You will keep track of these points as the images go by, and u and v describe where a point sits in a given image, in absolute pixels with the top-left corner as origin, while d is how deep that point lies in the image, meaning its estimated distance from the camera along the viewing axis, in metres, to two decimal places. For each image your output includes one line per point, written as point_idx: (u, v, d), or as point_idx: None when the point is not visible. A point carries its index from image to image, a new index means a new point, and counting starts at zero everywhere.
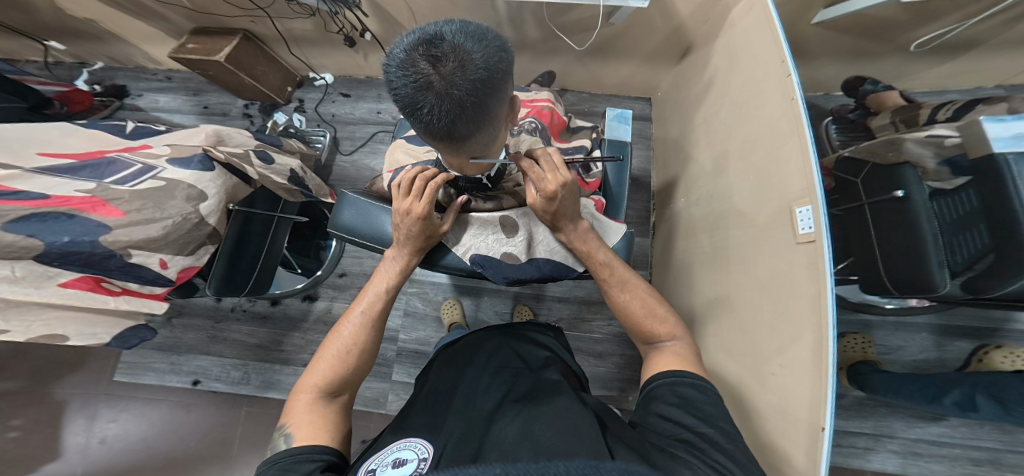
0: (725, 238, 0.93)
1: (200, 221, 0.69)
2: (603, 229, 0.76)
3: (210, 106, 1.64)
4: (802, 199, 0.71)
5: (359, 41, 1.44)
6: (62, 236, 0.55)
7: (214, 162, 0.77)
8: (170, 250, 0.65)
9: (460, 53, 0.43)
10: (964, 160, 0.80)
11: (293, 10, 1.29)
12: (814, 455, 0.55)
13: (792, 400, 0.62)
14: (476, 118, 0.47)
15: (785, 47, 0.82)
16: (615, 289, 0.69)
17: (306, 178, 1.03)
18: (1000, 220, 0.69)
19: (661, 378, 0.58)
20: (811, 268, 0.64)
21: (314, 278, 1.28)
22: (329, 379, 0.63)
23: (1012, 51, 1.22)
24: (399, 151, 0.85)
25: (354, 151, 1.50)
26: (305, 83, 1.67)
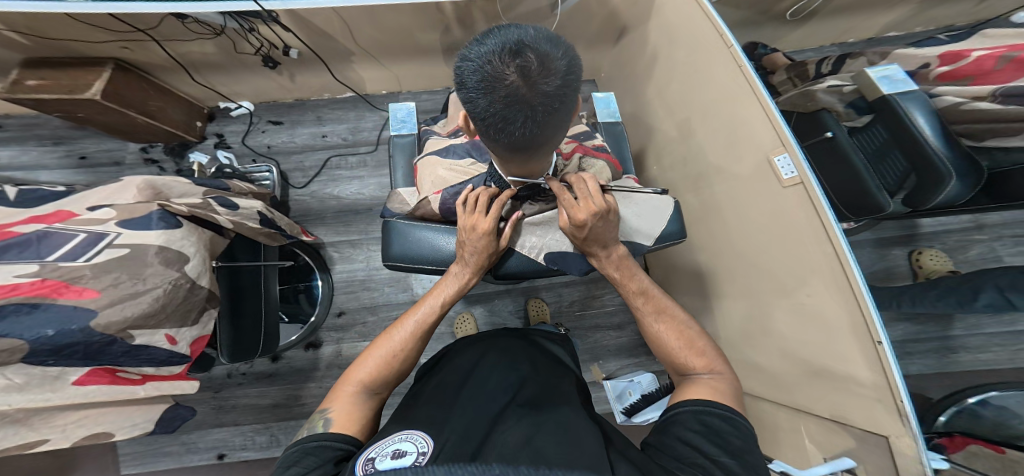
0: (711, 195, 1.05)
1: (193, 285, 0.57)
2: (653, 202, 0.77)
3: (89, 156, 1.30)
4: (778, 150, 0.83)
5: (282, 60, 1.26)
6: (43, 330, 0.46)
7: (178, 218, 0.61)
8: (173, 324, 0.56)
9: (549, 60, 0.44)
10: (862, 102, 1.00)
11: (191, 31, 1.07)
12: (867, 363, 0.65)
13: (824, 320, 0.72)
14: (556, 123, 0.50)
15: (722, 21, 0.94)
16: (650, 316, 0.71)
17: (277, 218, 0.88)
18: (907, 147, 0.89)
19: (688, 405, 0.57)
20: (807, 207, 0.75)
21: (310, 323, 1.13)
22: (375, 377, 0.62)
23: (863, 14, 1.52)
24: (439, 168, 0.78)
25: (309, 182, 1.33)
26: (221, 114, 1.43)
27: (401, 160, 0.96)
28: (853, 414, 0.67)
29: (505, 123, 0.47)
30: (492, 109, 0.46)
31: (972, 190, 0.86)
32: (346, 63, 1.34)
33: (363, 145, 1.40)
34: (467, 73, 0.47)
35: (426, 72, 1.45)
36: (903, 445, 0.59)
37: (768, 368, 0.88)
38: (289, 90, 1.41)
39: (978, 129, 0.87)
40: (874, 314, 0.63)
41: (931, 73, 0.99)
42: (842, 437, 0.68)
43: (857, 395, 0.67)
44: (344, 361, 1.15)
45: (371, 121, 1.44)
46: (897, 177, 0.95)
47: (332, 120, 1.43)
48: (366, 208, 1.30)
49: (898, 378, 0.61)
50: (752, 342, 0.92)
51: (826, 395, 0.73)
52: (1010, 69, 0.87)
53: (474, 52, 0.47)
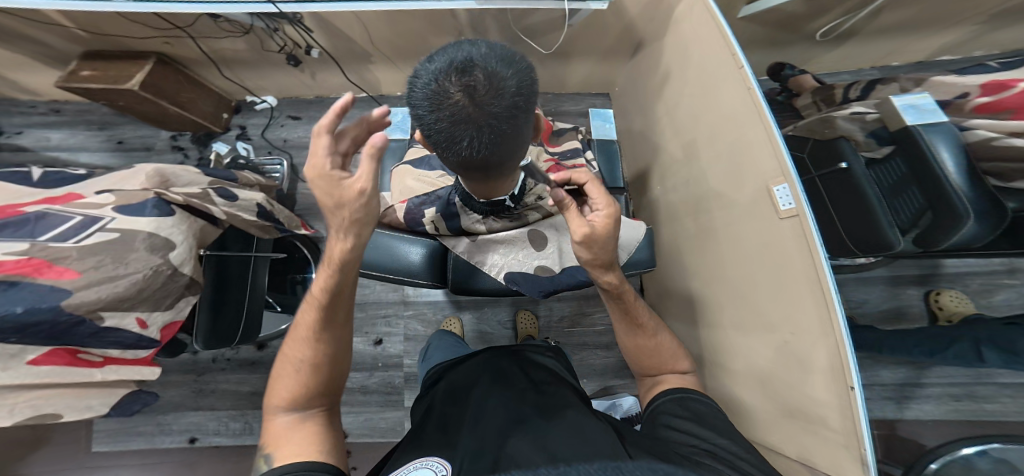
0: (709, 220, 1.01)
1: (173, 272, 0.61)
2: (624, 229, 0.76)
3: (126, 141, 1.43)
4: (778, 179, 0.78)
5: (305, 58, 1.33)
6: (14, 307, 0.47)
7: (172, 205, 0.66)
8: (145, 309, 0.58)
9: (492, 79, 0.43)
10: (884, 132, 0.93)
11: (223, 29, 1.15)
12: (846, 416, 0.60)
13: (809, 363, 0.67)
14: (510, 143, 0.49)
15: (734, 41, 0.90)
16: (627, 331, 0.67)
17: (273, 211, 0.93)
18: (928, 184, 0.82)
19: (667, 397, 0.62)
20: (800, 241, 0.71)
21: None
22: (294, 393, 0.53)
23: (904, 36, 1.42)
24: (409, 178, 0.82)
25: None
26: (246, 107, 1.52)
27: (390, 164, 0.96)
28: (826, 459, 0.65)
29: (454, 142, 0.47)
30: (439, 129, 0.46)
31: (991, 233, 0.78)
32: (363, 64, 1.39)
33: None
34: (418, 92, 0.47)
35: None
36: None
37: (750, 403, 0.84)
38: (309, 87, 1.48)
39: (1009, 169, 0.81)
40: (851, 362, 0.60)
41: (968, 103, 0.90)
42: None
43: (828, 439, 0.64)
44: None
45: None
46: (912, 214, 0.87)
47: (347, 118, 1.49)
48: None
49: (862, 419, 0.58)
50: (739, 377, 0.87)
51: (803, 437, 0.70)
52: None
53: (424, 69, 0.47)
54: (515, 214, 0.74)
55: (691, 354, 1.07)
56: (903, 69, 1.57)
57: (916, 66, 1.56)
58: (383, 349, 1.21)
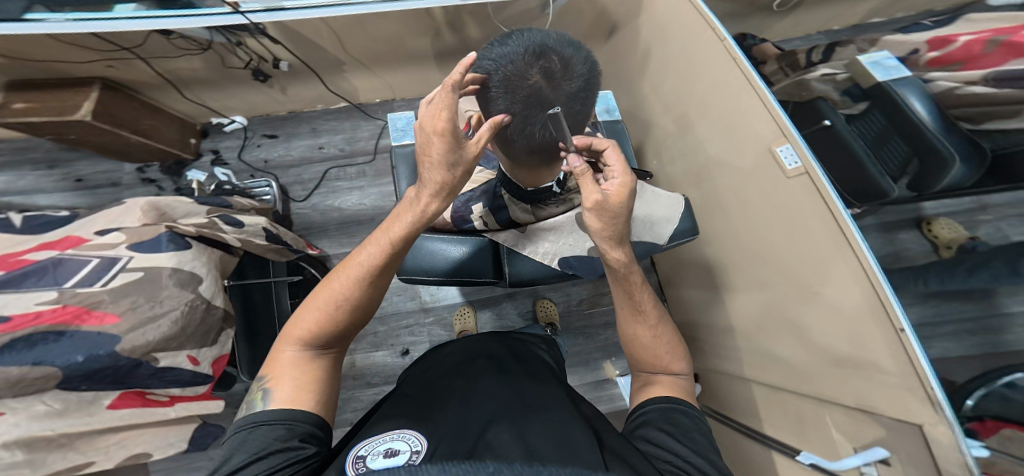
0: (714, 188, 1.06)
1: (207, 305, 0.66)
2: (663, 201, 0.80)
3: (86, 178, 1.28)
4: (779, 140, 0.84)
5: (273, 72, 1.25)
6: (75, 356, 0.54)
7: (186, 238, 0.67)
8: (194, 345, 0.65)
9: (567, 65, 0.51)
10: (856, 89, 1.03)
11: (178, 46, 1.05)
12: (889, 353, 0.64)
13: (843, 308, 0.72)
14: (573, 122, 0.56)
15: (714, 19, 0.97)
16: (628, 318, 0.64)
17: (281, 233, 0.89)
18: (908, 133, 0.91)
19: (655, 403, 0.57)
20: (812, 195, 0.77)
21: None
22: (314, 334, 0.53)
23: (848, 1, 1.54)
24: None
25: (309, 195, 1.32)
26: (214, 130, 1.41)
27: (406, 169, 0.96)
28: (882, 405, 0.65)
29: (524, 125, 0.52)
30: (513, 111, 0.52)
31: (976, 173, 0.87)
32: (337, 73, 1.32)
33: (361, 155, 1.39)
34: (490, 73, 0.51)
35: (419, 78, 1.44)
36: (938, 433, 0.56)
37: (785, 359, 0.86)
38: (280, 102, 1.39)
39: (978, 112, 0.94)
40: (894, 300, 0.63)
41: (922, 59, 1.02)
42: (870, 427, 0.66)
43: (882, 384, 0.66)
44: (359, 373, 1.14)
45: (366, 131, 1.43)
46: (899, 163, 0.95)
47: (329, 130, 1.42)
48: (369, 218, 1.29)
49: (929, 368, 0.60)
50: (767, 335, 0.91)
51: (849, 386, 0.72)
52: (1000, 52, 0.92)
53: (499, 51, 0.52)
54: (559, 199, 0.78)
55: (712, 319, 1.11)
56: (848, 31, 1.71)
57: (860, 28, 1.70)
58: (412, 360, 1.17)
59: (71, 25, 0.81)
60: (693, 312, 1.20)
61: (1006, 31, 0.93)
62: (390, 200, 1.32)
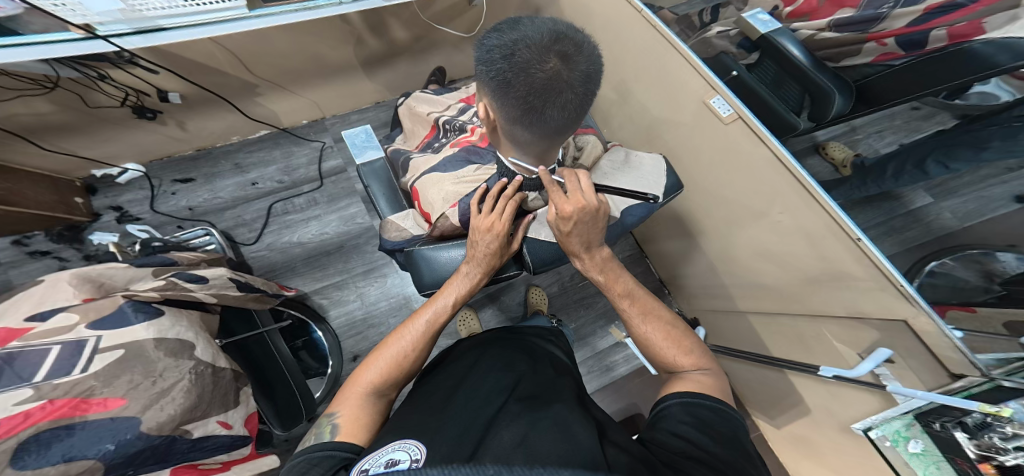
0: (665, 144, 1.17)
1: (214, 369, 0.57)
2: (647, 161, 0.83)
3: None
4: (711, 94, 0.97)
5: (163, 106, 1.04)
6: (103, 446, 0.43)
7: (154, 304, 0.55)
8: (218, 411, 0.57)
9: (579, 49, 0.53)
10: (746, 42, 1.26)
11: (7, 87, 0.81)
12: (848, 254, 0.77)
13: (804, 224, 0.84)
14: (585, 104, 0.58)
15: None
16: (638, 318, 0.68)
17: (252, 279, 0.75)
18: (799, 75, 1.10)
19: (674, 397, 0.55)
20: (756, 143, 0.90)
21: (330, 376, 0.98)
22: (384, 378, 0.57)
23: None
24: (448, 184, 0.76)
25: (259, 236, 1.14)
26: (101, 185, 1.13)
27: (379, 185, 0.87)
28: (869, 309, 0.77)
29: (542, 107, 0.53)
30: (531, 94, 0.52)
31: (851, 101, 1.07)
32: (247, 97, 1.15)
33: (305, 182, 1.23)
34: (507, 57, 0.51)
35: (348, 91, 1.32)
36: (922, 324, 0.67)
37: (769, 284, 0.98)
38: (182, 141, 1.16)
39: (836, 53, 1.16)
40: (846, 220, 0.76)
41: (783, 12, 1.27)
42: (865, 332, 0.77)
43: (857, 289, 0.78)
44: None
45: (302, 156, 1.27)
46: (796, 99, 1.16)
47: (256, 164, 1.24)
48: (337, 246, 1.15)
49: (887, 264, 0.72)
50: (744, 265, 1.04)
51: (834, 296, 0.84)
52: (830, 4, 1.19)
53: (515, 36, 0.52)
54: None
55: (694, 263, 1.23)
56: None
57: None
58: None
59: None
60: (674, 261, 1.32)
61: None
62: (354, 223, 1.19)
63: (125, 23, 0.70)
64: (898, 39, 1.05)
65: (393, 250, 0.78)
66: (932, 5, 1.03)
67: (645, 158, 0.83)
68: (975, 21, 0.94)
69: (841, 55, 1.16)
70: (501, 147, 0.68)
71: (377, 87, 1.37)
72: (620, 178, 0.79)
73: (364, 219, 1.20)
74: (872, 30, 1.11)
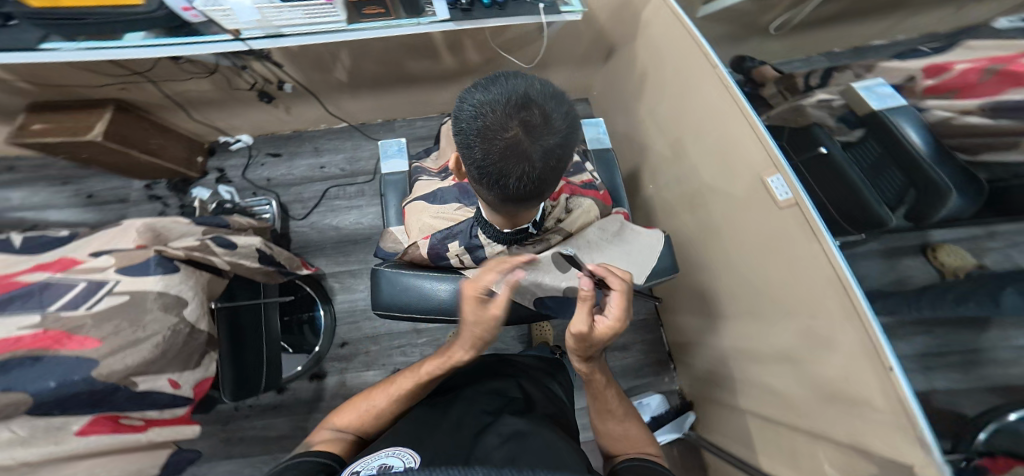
0: (707, 214, 1.06)
1: (191, 330, 0.67)
2: (642, 240, 0.81)
3: (97, 196, 1.35)
4: (770, 170, 0.82)
5: (279, 94, 1.29)
6: (48, 381, 0.54)
7: (175, 261, 0.69)
8: (174, 369, 0.66)
9: (547, 120, 0.53)
10: (851, 116, 1.05)
11: (186, 71, 1.11)
12: (879, 388, 0.60)
13: (837, 338, 0.68)
14: (553, 171, 0.57)
15: (704, 42, 0.96)
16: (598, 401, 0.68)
17: (275, 254, 0.91)
18: (909, 164, 0.89)
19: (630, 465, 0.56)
20: (809, 237, 0.73)
21: (314, 354, 1.14)
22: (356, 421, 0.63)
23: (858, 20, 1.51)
24: (426, 216, 0.85)
25: (308, 213, 1.36)
26: (221, 149, 1.46)
27: (394, 198, 0.99)
28: (873, 442, 0.62)
29: (500, 174, 0.54)
30: (490, 160, 0.53)
31: (977, 202, 0.85)
32: (341, 95, 1.36)
33: (361, 174, 1.42)
34: (473, 122, 0.53)
35: (420, 99, 1.46)
36: None
37: (786, 392, 0.83)
38: (284, 123, 1.44)
39: (979, 143, 0.95)
40: (887, 350, 0.59)
41: (919, 85, 1.02)
42: (864, 463, 0.63)
43: (873, 421, 0.62)
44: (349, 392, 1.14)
45: (368, 150, 1.46)
46: (895, 191, 0.93)
47: (330, 150, 1.46)
48: (365, 237, 1.32)
49: (917, 405, 0.55)
50: (766, 365, 0.88)
51: (846, 422, 0.68)
52: (995, 81, 0.93)
53: (484, 99, 0.53)
54: (537, 239, 0.81)
55: (711, 345, 1.09)
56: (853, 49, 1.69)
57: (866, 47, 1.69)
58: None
59: (82, 54, 0.85)
60: (691, 338, 1.19)
61: (1004, 59, 0.94)
62: None
63: (259, 28, 0.91)
64: None
65: (384, 258, 0.92)
66: None
67: (637, 236, 0.81)
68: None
69: (983, 146, 0.95)
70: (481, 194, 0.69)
71: (444, 101, 1.50)
72: (601, 255, 0.78)
73: None
74: None
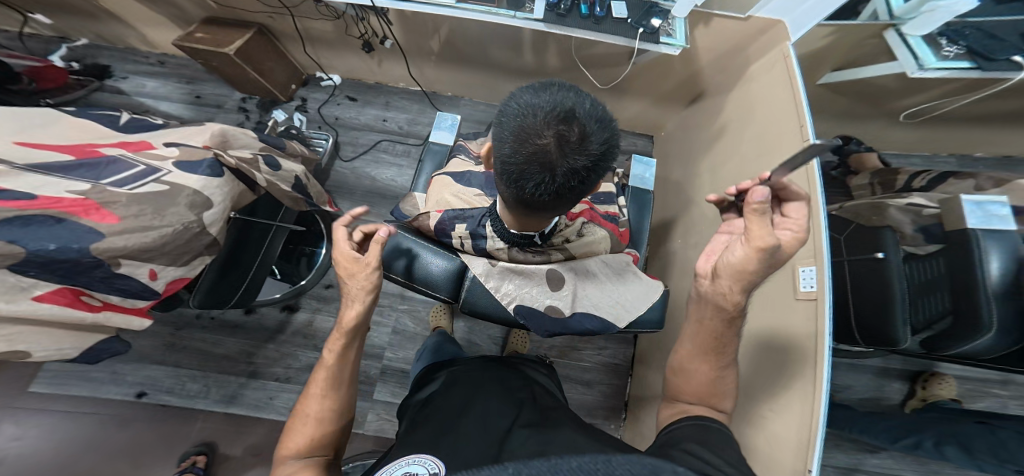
0: (721, 284, 0.95)
1: (200, 230, 0.72)
2: (642, 286, 0.77)
3: (204, 97, 1.64)
4: (805, 257, 0.69)
5: (378, 47, 1.38)
6: (47, 243, 0.56)
7: (224, 167, 0.81)
8: (161, 262, 0.69)
9: (588, 138, 0.47)
10: (938, 230, 0.89)
11: (319, 11, 1.25)
12: None
13: (778, 450, 0.65)
14: (575, 190, 0.53)
15: (806, 106, 0.77)
16: (698, 348, 0.61)
17: (308, 186, 1.06)
18: (961, 291, 0.81)
19: (687, 421, 0.54)
20: (808, 334, 0.66)
21: (298, 286, 1.26)
22: (312, 444, 0.56)
23: (1015, 129, 1.21)
24: (446, 192, 0.83)
25: (354, 158, 1.49)
26: (313, 82, 1.66)
27: (429, 167, 1.04)
28: None
29: (517, 176, 0.51)
30: (513, 158, 0.50)
31: (1006, 348, 0.81)
32: (426, 62, 1.43)
33: (413, 137, 1.53)
34: (512, 113, 0.49)
35: (489, 85, 1.47)
36: None
37: None
38: (371, 72, 1.57)
39: None
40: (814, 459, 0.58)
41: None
42: None
43: None
44: (310, 333, 1.29)
45: (428, 118, 1.57)
46: (929, 315, 0.87)
47: (398, 108, 1.58)
48: (392, 195, 1.44)
49: None
50: None
51: None
52: None
53: (531, 95, 0.49)
54: (541, 251, 0.74)
55: (662, 410, 1.04)
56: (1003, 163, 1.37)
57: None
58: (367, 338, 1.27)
59: None
60: (648, 395, 1.12)
61: None
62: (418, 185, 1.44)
63: None
64: None
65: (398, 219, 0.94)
66: None
67: (639, 282, 0.77)
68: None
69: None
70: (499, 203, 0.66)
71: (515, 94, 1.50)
72: (594, 287, 0.75)
73: None
74: None
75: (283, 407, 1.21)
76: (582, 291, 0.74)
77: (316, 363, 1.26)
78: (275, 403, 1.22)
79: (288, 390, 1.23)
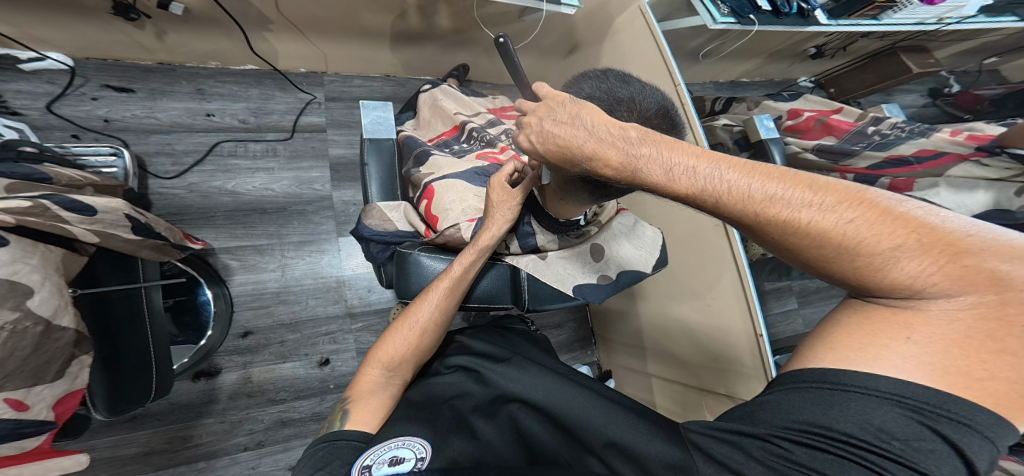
0: (644, 211, 1.22)
1: (51, 329, 0.46)
2: (649, 237, 0.88)
3: None
4: None
5: (153, 12, 1.01)
6: None
7: (4, 233, 0.46)
8: (17, 385, 0.44)
9: (669, 131, 0.57)
10: (743, 141, 1.25)
11: None
12: (756, 353, 0.88)
13: (729, 320, 0.95)
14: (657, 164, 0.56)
15: (671, 59, 0.96)
16: (771, 239, 0.40)
17: (152, 222, 0.71)
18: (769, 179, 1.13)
19: (841, 368, 0.37)
20: (720, 235, 0.94)
21: (201, 347, 1.02)
22: (394, 357, 0.63)
23: (758, 62, 1.75)
24: (472, 196, 0.77)
25: (183, 171, 1.14)
26: None
27: (378, 167, 0.85)
28: (738, 389, 0.93)
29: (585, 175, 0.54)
30: None
31: None
32: (262, 29, 1.14)
33: (271, 130, 1.25)
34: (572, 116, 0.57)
35: (363, 55, 1.32)
36: None
37: (679, 354, 1.12)
38: (148, 49, 1.13)
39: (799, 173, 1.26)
40: (758, 317, 0.87)
41: (783, 124, 1.32)
42: (727, 403, 0.95)
43: (742, 372, 0.92)
44: (254, 389, 1.09)
45: (281, 103, 1.28)
46: None
47: (225, 96, 1.22)
48: (279, 207, 1.20)
49: (769, 360, 0.85)
50: (670, 336, 1.14)
51: (720, 375, 0.98)
52: (821, 130, 1.26)
53: (622, 94, 0.55)
54: (581, 231, 0.81)
55: (629, 321, 1.32)
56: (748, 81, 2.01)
57: (775, 84, 1.93)
58: (332, 369, 1.16)
59: None
60: (614, 313, 1.40)
61: (826, 113, 1.31)
62: (310, 187, 1.25)
63: None
64: (856, 177, 1.12)
65: (369, 238, 0.78)
66: (892, 156, 1.12)
67: (650, 231, 0.88)
68: (910, 179, 1.05)
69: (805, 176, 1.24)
70: (555, 209, 0.71)
71: (396, 61, 1.37)
72: (622, 246, 0.84)
73: (321, 187, 1.27)
74: (841, 162, 1.17)
75: (274, 465, 1.06)
76: (619, 251, 0.83)
77: (286, 413, 1.10)
78: (261, 469, 1.05)
79: (268, 453, 1.06)
